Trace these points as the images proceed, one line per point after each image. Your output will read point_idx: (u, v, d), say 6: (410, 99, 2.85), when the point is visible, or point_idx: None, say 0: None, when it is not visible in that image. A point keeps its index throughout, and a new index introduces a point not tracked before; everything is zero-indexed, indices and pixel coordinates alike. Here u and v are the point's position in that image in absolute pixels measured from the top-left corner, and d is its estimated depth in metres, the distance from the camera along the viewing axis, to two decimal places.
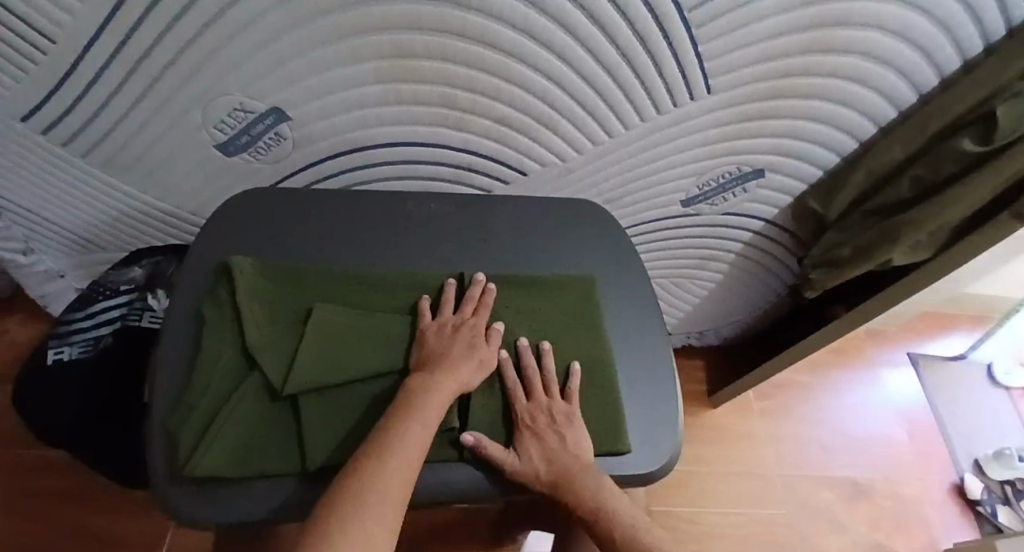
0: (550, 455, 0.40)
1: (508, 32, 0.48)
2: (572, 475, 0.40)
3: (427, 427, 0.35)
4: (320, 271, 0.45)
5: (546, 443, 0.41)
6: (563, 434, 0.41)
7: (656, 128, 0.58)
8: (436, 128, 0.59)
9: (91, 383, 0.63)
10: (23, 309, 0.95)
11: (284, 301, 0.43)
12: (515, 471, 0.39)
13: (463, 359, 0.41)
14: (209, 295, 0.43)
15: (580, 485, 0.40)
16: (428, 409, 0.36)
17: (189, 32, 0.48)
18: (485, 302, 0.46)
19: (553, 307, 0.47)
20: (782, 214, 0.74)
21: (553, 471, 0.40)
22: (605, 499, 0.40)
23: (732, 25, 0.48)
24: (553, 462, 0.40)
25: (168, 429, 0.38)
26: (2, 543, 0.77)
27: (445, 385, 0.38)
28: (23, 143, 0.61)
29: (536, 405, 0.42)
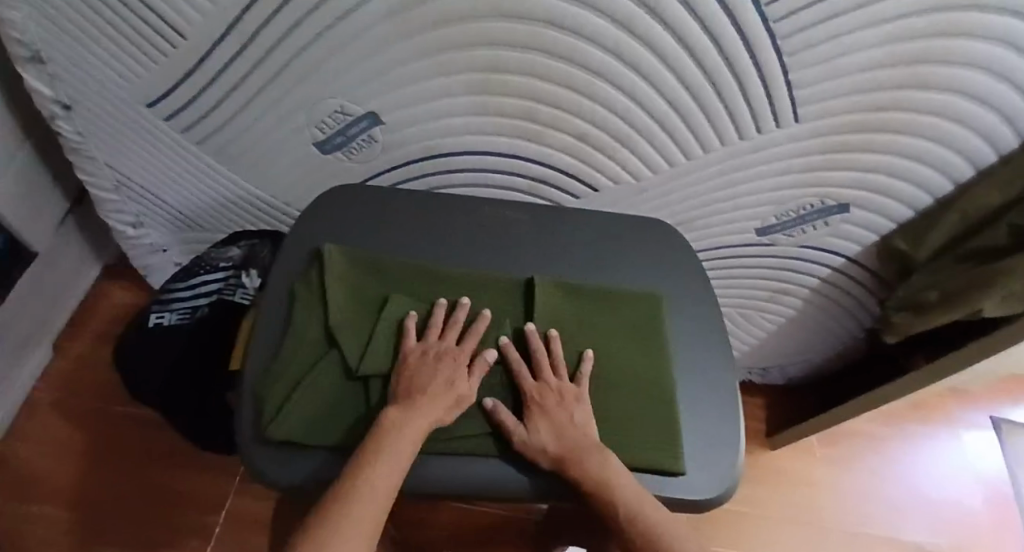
0: (556, 428, 0.40)
1: (597, 52, 0.50)
2: (578, 450, 0.39)
3: (389, 475, 0.35)
4: (400, 264, 0.48)
5: (553, 416, 0.40)
6: (571, 412, 0.41)
7: (736, 154, 0.58)
8: (517, 140, 0.62)
9: (186, 348, 0.69)
10: (127, 277, 1.05)
11: (366, 288, 0.46)
12: (525, 439, 0.39)
13: (440, 393, 0.40)
14: (302, 276, 0.47)
15: (586, 461, 0.39)
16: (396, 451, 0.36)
17: (305, 39, 0.52)
18: (552, 301, 0.47)
19: (618, 320, 0.48)
20: (866, 252, 0.71)
21: (560, 443, 0.39)
22: (610, 477, 0.38)
23: (825, 56, 0.47)
24: (562, 436, 0.40)
25: (256, 393, 0.42)
26: (90, 488, 0.86)
27: (417, 427, 0.37)
28: (151, 129, 0.69)
29: (543, 383, 0.42)
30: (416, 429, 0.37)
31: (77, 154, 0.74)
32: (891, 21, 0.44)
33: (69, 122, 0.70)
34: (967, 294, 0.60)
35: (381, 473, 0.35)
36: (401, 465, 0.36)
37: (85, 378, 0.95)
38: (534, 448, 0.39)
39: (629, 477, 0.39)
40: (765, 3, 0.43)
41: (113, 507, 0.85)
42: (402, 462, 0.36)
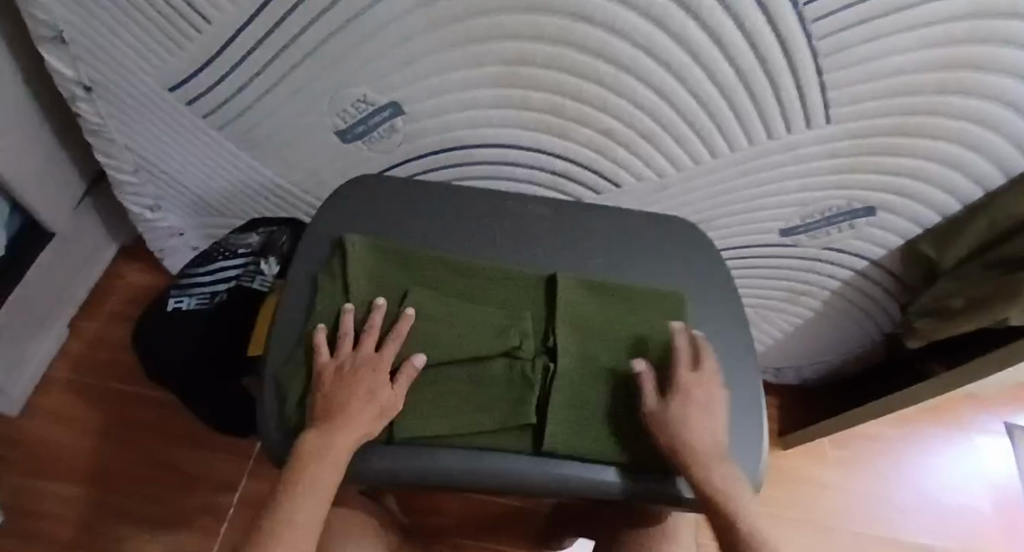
0: (693, 421, 0.40)
1: (626, 46, 0.49)
2: (705, 451, 0.39)
3: (314, 505, 0.35)
4: (424, 258, 0.47)
5: (695, 408, 0.41)
6: (710, 411, 0.41)
7: (763, 153, 0.57)
8: (539, 133, 0.61)
9: (204, 333, 0.70)
10: (143, 258, 1.05)
11: (388, 282, 0.46)
12: (657, 421, 0.40)
13: (362, 408, 0.38)
14: (325, 266, 0.47)
15: (707, 466, 0.39)
16: (321, 476, 0.36)
17: (332, 27, 0.52)
18: (575, 298, 0.46)
19: (642, 318, 0.47)
20: (890, 256, 0.70)
21: (689, 436, 0.39)
22: (727, 489, 0.38)
23: (861, 58, 0.46)
24: (693, 431, 0.40)
25: (278, 381, 0.42)
26: (103, 466, 0.88)
27: (337, 448, 0.36)
28: (173, 113, 0.68)
29: (694, 375, 0.43)
30: (338, 450, 0.36)
31: (97, 136, 0.75)
32: (930, 25, 0.43)
33: (90, 104, 0.70)
34: (991, 303, 0.59)
35: (304, 501, 0.35)
36: (325, 489, 0.36)
37: (100, 358, 0.96)
38: (664, 433, 0.40)
39: (746, 500, 0.38)
40: (803, 3, 0.41)
41: (127, 487, 0.87)
42: (325, 486, 0.35)
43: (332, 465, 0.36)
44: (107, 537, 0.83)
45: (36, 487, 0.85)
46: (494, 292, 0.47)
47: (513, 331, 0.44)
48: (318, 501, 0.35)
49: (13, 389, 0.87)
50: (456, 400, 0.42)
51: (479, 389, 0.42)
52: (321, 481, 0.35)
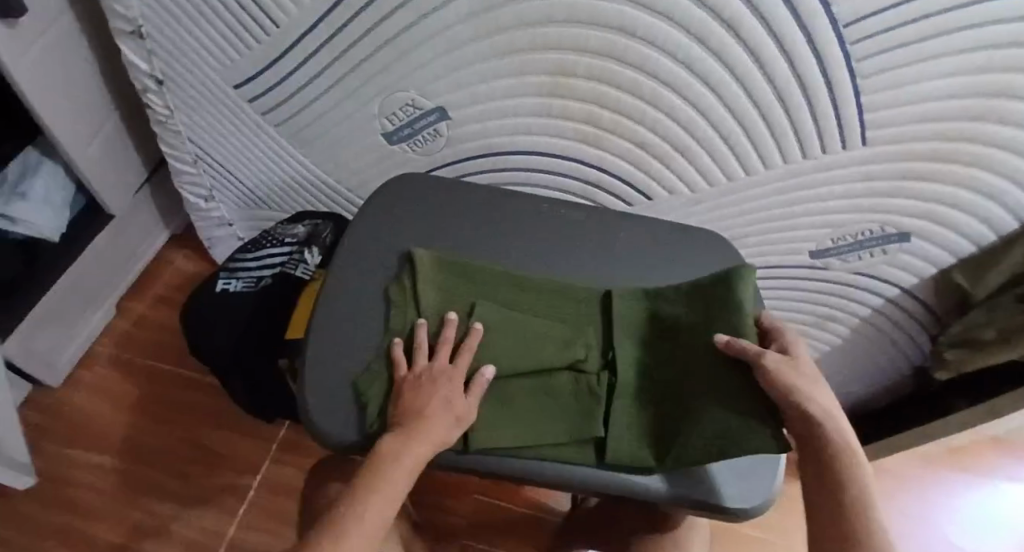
0: (813, 381, 0.39)
1: (666, 61, 0.51)
2: (829, 410, 0.38)
3: (384, 506, 0.36)
4: (488, 270, 0.49)
5: (810, 369, 0.40)
6: (817, 379, 0.40)
7: (798, 172, 0.58)
8: (577, 143, 0.63)
9: (248, 315, 0.73)
10: (190, 246, 1.10)
11: (456, 294, 0.48)
12: (784, 377, 0.38)
13: (439, 418, 0.40)
14: (394, 279, 0.49)
15: (833, 423, 0.38)
16: (395, 480, 0.37)
17: (391, 32, 0.56)
18: (635, 310, 0.47)
19: (687, 306, 0.45)
20: (923, 284, 0.69)
21: (810, 392, 0.38)
22: (852, 445, 0.38)
23: (895, 82, 0.47)
24: (817, 390, 0.39)
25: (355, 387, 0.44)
26: (137, 440, 0.92)
27: (412, 454, 0.38)
28: (233, 108, 0.73)
29: (799, 349, 0.42)
30: (416, 455, 0.38)
31: (163, 126, 0.80)
32: (965, 53, 0.44)
33: (159, 96, 0.75)
34: None
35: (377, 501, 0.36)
36: (398, 492, 0.37)
37: (142, 337, 1.01)
38: (789, 387, 0.38)
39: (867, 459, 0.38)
40: (841, 25, 0.43)
41: (156, 463, 0.90)
42: (398, 489, 0.37)
43: (405, 470, 0.37)
44: (134, 507, 0.87)
45: (74, 454, 0.90)
46: (551, 297, 0.48)
47: (570, 344, 0.45)
48: (390, 502, 0.36)
49: (59, 360, 0.93)
50: (522, 410, 0.43)
51: (546, 401, 0.44)
52: (394, 483, 0.37)
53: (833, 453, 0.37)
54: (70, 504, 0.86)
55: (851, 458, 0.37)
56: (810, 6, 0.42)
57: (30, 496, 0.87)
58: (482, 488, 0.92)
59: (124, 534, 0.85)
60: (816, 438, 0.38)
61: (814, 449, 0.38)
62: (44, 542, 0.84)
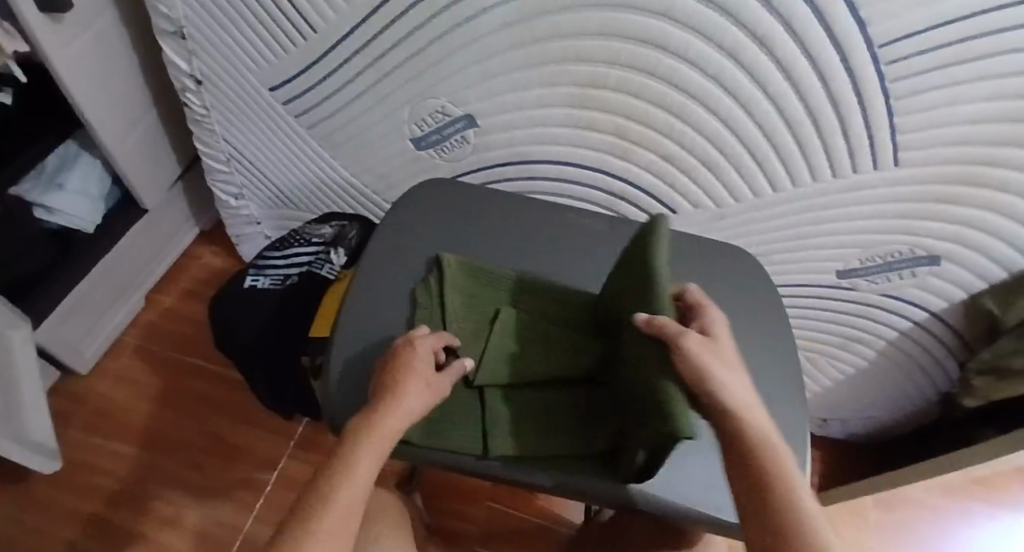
0: (733, 371, 0.33)
1: (697, 77, 0.51)
2: (747, 402, 0.32)
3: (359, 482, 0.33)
4: (513, 278, 0.50)
5: (730, 357, 0.34)
6: (735, 369, 0.34)
7: (827, 192, 0.57)
8: (603, 154, 0.63)
9: (273, 312, 0.74)
10: (218, 241, 1.13)
11: (480, 299, 0.49)
12: (700, 361, 0.32)
13: (408, 389, 0.38)
14: (421, 282, 0.50)
15: (752, 418, 0.31)
16: (364, 455, 0.34)
17: (425, 40, 0.57)
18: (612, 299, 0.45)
19: (629, 271, 0.41)
20: (953, 309, 0.68)
21: (723, 377, 0.32)
22: (775, 444, 0.30)
23: (931, 104, 0.46)
24: (736, 379, 0.33)
25: None
26: (159, 430, 0.94)
27: (384, 426, 0.35)
28: (267, 109, 0.75)
29: (720, 331, 0.36)
30: (386, 427, 0.35)
31: (198, 125, 0.82)
32: (1002, 77, 0.43)
33: (197, 96, 0.78)
34: None
35: (351, 479, 0.32)
36: (374, 470, 0.34)
37: (167, 330, 1.03)
38: (697, 369, 0.32)
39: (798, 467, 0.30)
40: (876, 46, 0.43)
41: (175, 453, 0.92)
42: (371, 463, 0.34)
43: (379, 443, 0.35)
44: (153, 497, 0.88)
45: (98, 442, 0.92)
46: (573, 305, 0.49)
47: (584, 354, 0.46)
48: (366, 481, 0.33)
49: (87, 348, 0.95)
50: (538, 416, 0.44)
51: (563, 409, 0.44)
52: (369, 458, 0.34)
53: (751, 448, 0.30)
54: (91, 491, 0.88)
55: (777, 460, 0.29)
56: (845, 26, 0.42)
57: (53, 481, 0.89)
58: (494, 495, 0.92)
59: (141, 522, 0.87)
60: (729, 435, 0.31)
61: (730, 446, 0.31)
62: (65, 527, 0.85)
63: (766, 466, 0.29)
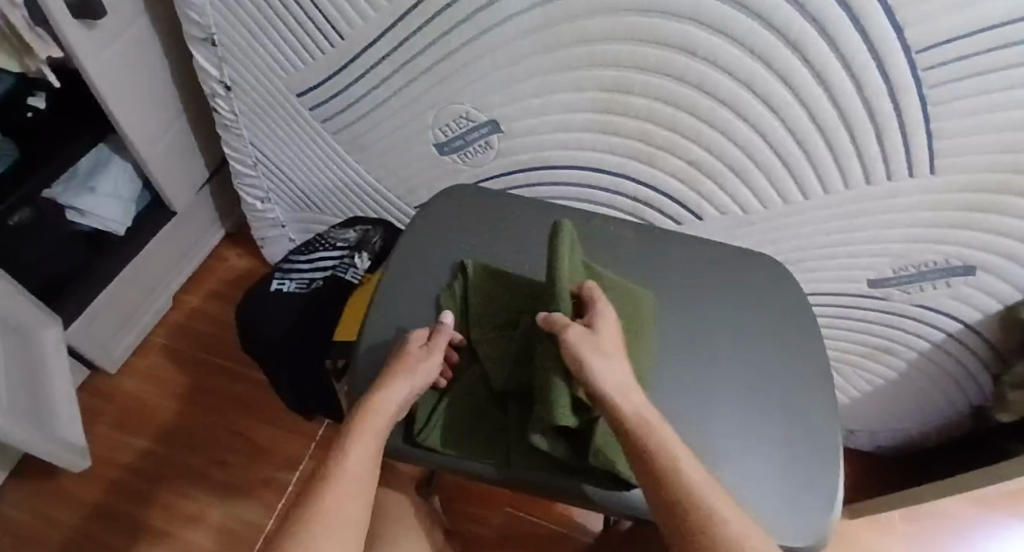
0: (612, 358, 0.39)
1: (727, 81, 0.50)
2: (622, 384, 0.38)
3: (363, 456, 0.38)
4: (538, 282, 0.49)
5: (610, 344, 0.40)
6: (614, 357, 0.40)
7: (860, 199, 0.56)
8: (628, 160, 0.63)
9: (298, 315, 0.75)
10: (243, 243, 1.14)
11: (503, 304, 0.48)
12: (579, 352, 0.38)
13: (400, 373, 0.42)
14: (446, 287, 0.51)
15: (627, 400, 0.37)
16: (366, 435, 0.39)
17: (452, 45, 0.57)
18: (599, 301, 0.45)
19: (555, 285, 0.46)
20: (988, 320, 0.66)
21: (602, 369, 0.38)
22: (650, 422, 0.36)
23: (972, 109, 0.45)
24: (611, 364, 0.39)
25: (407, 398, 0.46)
26: (184, 428, 0.95)
27: (375, 414, 0.40)
28: (294, 113, 0.76)
29: (606, 323, 0.41)
30: (384, 410, 0.40)
31: (227, 130, 0.83)
32: None
33: (226, 101, 0.79)
34: None
35: (348, 463, 0.37)
36: (370, 453, 0.38)
37: (193, 330, 1.05)
38: (580, 361, 0.38)
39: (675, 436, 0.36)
40: (914, 51, 0.42)
41: (199, 451, 0.93)
42: (372, 440, 0.39)
43: (371, 429, 0.39)
44: (177, 494, 0.90)
45: (124, 439, 0.94)
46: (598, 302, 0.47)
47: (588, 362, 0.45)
48: (363, 463, 0.37)
49: (116, 348, 0.97)
50: None
51: None
52: (363, 443, 0.38)
53: (630, 425, 0.35)
54: (117, 487, 0.90)
55: (654, 431, 0.35)
56: (882, 30, 0.41)
57: (82, 476, 0.91)
58: (514, 502, 0.92)
59: (164, 520, 0.88)
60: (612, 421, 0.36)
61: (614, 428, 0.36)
62: (92, 523, 0.87)
63: (646, 442, 0.34)
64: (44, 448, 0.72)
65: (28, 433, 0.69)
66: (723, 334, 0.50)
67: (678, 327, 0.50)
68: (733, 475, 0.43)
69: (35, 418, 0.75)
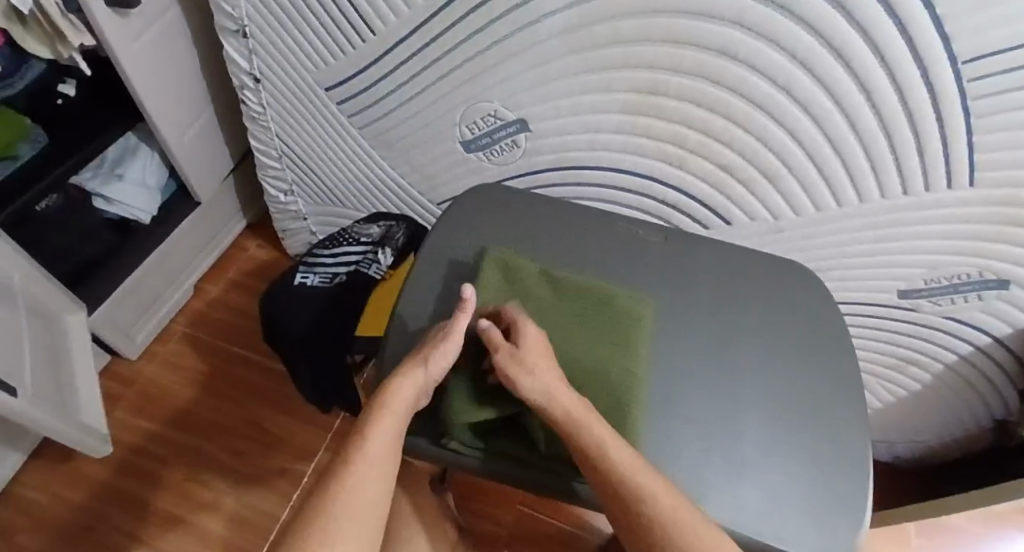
0: (542, 364, 0.40)
1: (764, 85, 0.50)
2: (551, 387, 0.39)
3: (379, 446, 0.37)
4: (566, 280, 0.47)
5: (537, 352, 0.41)
6: (545, 360, 0.40)
7: (893, 209, 0.55)
8: (657, 162, 0.62)
9: (321, 309, 0.75)
10: (263, 234, 1.15)
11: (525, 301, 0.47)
12: (507, 371, 0.39)
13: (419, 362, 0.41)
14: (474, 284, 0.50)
15: (555, 397, 0.38)
16: (383, 425, 0.38)
17: (484, 43, 0.57)
18: (535, 312, 0.46)
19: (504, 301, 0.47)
20: (1018, 336, 0.65)
21: (530, 375, 0.39)
22: (578, 416, 0.38)
23: (1017, 123, 0.44)
24: (541, 372, 0.39)
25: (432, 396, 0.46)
26: (201, 415, 0.96)
27: (394, 402, 0.39)
28: (322, 106, 0.76)
29: (528, 330, 0.42)
30: (401, 401, 0.39)
31: (254, 122, 0.84)
32: None
33: (254, 93, 0.79)
34: None
35: (367, 453, 0.36)
36: (389, 443, 0.38)
37: (213, 319, 1.06)
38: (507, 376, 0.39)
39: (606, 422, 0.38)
40: (961, 62, 0.41)
41: (215, 439, 0.94)
42: (390, 431, 0.38)
43: (390, 419, 0.38)
44: (193, 480, 0.91)
45: (142, 424, 0.95)
46: (582, 305, 0.46)
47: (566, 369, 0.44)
48: (382, 454, 0.37)
49: (138, 333, 0.98)
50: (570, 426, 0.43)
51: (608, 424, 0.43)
52: (382, 433, 0.37)
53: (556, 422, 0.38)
54: (135, 471, 0.91)
55: (583, 426, 0.37)
56: (929, 40, 0.40)
57: (101, 461, 0.92)
58: (526, 501, 0.92)
59: (180, 506, 0.89)
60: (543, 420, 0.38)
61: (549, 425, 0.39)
62: (109, 508, 0.88)
63: (578, 439, 0.37)
64: (67, 433, 0.73)
65: (53, 417, 0.70)
66: (754, 342, 0.50)
67: (707, 333, 0.49)
68: (759, 485, 0.43)
69: (59, 404, 0.75)
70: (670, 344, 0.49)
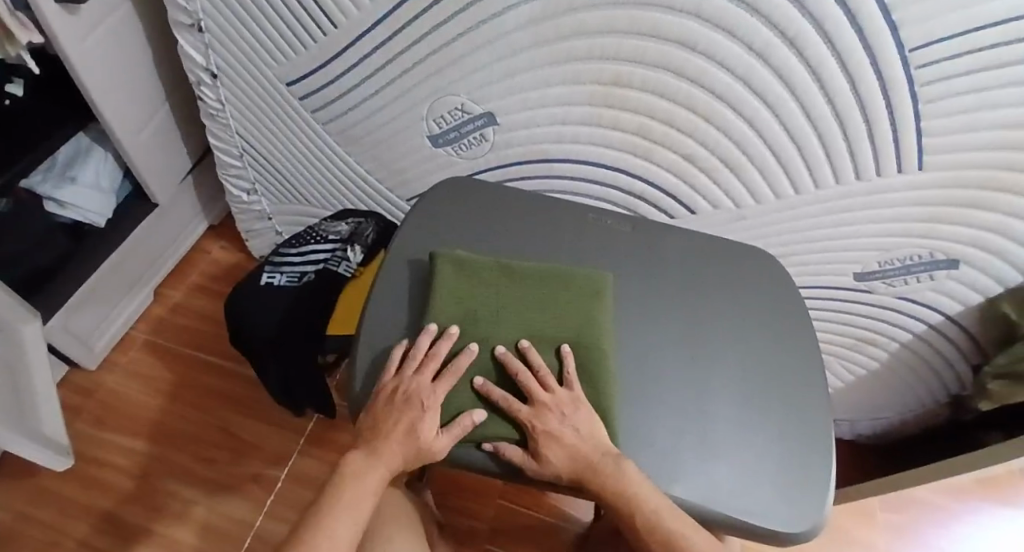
0: (569, 455, 0.41)
1: (724, 77, 0.51)
2: (587, 466, 0.41)
3: (356, 507, 0.42)
4: (526, 268, 0.47)
5: (560, 446, 0.41)
6: (564, 440, 0.41)
7: (847, 195, 0.57)
8: (623, 153, 0.63)
9: (289, 309, 0.73)
10: (227, 236, 1.13)
11: (490, 288, 0.46)
12: (544, 471, 0.42)
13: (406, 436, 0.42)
14: None
15: (596, 474, 0.41)
16: (363, 486, 0.42)
17: (448, 36, 0.57)
18: (491, 299, 0.46)
19: (463, 291, 0.46)
20: (968, 312, 0.68)
21: (559, 461, 0.41)
22: (626, 495, 0.40)
23: (959, 108, 0.46)
24: (570, 454, 0.41)
25: None
26: (167, 423, 0.94)
27: (385, 460, 0.42)
28: (284, 103, 0.75)
29: (541, 419, 0.42)
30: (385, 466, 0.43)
31: (213, 119, 0.82)
32: None
33: (212, 90, 0.77)
34: None
35: (350, 502, 0.42)
36: (370, 494, 0.42)
37: (176, 324, 1.03)
38: (546, 473, 0.42)
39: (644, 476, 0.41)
40: (907, 49, 0.43)
41: (183, 446, 0.92)
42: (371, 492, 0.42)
43: (376, 477, 0.42)
44: (161, 489, 0.88)
45: (104, 435, 0.92)
46: (542, 292, 0.47)
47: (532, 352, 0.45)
48: (364, 503, 0.42)
49: (97, 342, 0.95)
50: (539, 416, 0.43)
51: None
52: (365, 490, 0.42)
53: (604, 497, 0.41)
54: (97, 483, 0.88)
55: (635, 501, 0.39)
56: (877, 28, 0.42)
57: (61, 473, 0.89)
58: (505, 494, 0.92)
59: (147, 516, 0.86)
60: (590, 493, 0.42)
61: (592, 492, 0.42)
62: (71, 521, 0.85)
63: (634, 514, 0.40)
64: (25, 445, 0.70)
65: (9, 430, 0.67)
66: (721, 326, 0.51)
67: (676, 318, 0.50)
68: (729, 465, 0.44)
69: (15, 416, 0.72)
70: (640, 332, 0.49)
